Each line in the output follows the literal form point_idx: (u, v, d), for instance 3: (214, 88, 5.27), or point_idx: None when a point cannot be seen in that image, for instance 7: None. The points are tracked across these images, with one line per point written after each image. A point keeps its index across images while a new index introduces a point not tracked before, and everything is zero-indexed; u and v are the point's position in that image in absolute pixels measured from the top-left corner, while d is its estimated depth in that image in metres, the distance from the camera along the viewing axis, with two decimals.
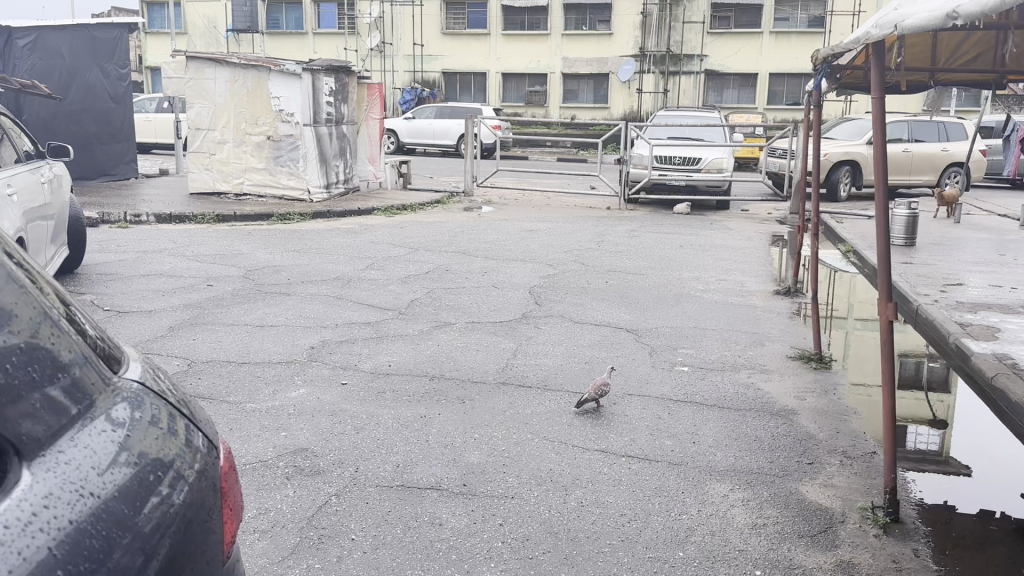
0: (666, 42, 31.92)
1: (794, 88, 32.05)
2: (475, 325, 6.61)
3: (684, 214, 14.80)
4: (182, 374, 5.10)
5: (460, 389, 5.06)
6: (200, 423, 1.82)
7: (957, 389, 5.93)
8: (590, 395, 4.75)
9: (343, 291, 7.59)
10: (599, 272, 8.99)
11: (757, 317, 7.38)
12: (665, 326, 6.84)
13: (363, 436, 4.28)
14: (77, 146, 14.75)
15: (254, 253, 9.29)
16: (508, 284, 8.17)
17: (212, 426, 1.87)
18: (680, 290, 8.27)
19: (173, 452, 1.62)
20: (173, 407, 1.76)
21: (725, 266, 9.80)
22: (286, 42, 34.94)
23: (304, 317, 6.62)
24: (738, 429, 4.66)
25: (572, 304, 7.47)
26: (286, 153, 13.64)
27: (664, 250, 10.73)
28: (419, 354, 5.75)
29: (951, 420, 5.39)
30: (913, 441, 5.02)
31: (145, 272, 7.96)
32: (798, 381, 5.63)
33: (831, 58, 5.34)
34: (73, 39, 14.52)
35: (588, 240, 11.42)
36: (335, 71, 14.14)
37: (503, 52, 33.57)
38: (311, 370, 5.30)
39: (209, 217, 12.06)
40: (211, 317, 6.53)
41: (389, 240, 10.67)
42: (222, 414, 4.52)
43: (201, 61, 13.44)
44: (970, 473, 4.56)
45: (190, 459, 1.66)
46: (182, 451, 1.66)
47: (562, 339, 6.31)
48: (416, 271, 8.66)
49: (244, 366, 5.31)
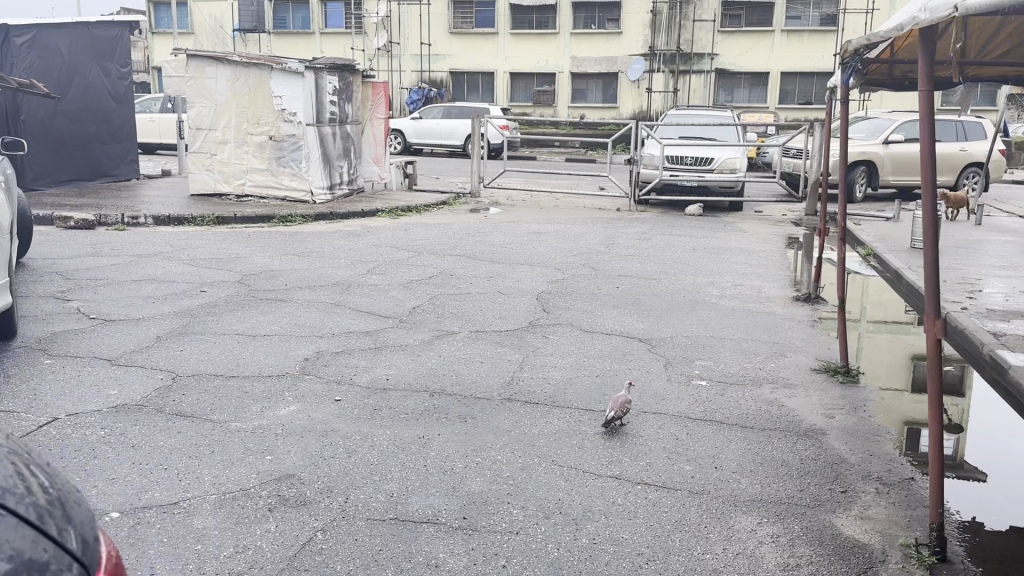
0: (676, 41, 31.53)
1: (806, 87, 31.57)
2: (479, 334, 6.26)
3: (697, 216, 14.42)
4: (165, 390, 4.76)
5: (462, 406, 4.71)
6: (75, 519, 1.53)
7: (973, 394, 5.73)
8: (611, 413, 4.41)
9: (342, 297, 7.24)
10: (610, 277, 8.63)
11: (777, 325, 7.01)
12: (680, 335, 6.47)
13: (355, 460, 3.94)
14: (79, 146, 14.41)
15: (252, 257, 8.96)
16: (515, 290, 7.82)
17: (91, 521, 1.61)
18: (695, 297, 7.89)
19: (40, 550, 1.37)
20: (39, 502, 1.48)
21: (741, 271, 9.41)
22: (293, 42, 34.63)
23: (299, 326, 6.28)
24: (762, 452, 4.31)
25: (582, 311, 7.11)
26: (289, 154, 13.28)
27: (677, 254, 10.36)
28: (419, 367, 5.41)
29: (965, 424, 5.23)
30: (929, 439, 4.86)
31: (136, 277, 7.63)
32: (825, 397, 5.27)
33: (863, 49, 4.96)
34: (72, 38, 14.08)
35: (598, 243, 11.05)
36: (339, 69, 13.84)
37: (511, 52, 33.22)
38: (304, 385, 4.96)
39: (209, 219, 11.74)
40: (203, 325, 6.19)
41: (392, 243, 10.33)
42: (205, 436, 4.18)
43: (202, 60, 13.16)
44: (985, 478, 4.44)
45: (62, 560, 1.39)
46: (52, 552, 1.39)
47: (571, 349, 5.96)
48: (419, 276, 8.31)
49: (232, 380, 4.97)
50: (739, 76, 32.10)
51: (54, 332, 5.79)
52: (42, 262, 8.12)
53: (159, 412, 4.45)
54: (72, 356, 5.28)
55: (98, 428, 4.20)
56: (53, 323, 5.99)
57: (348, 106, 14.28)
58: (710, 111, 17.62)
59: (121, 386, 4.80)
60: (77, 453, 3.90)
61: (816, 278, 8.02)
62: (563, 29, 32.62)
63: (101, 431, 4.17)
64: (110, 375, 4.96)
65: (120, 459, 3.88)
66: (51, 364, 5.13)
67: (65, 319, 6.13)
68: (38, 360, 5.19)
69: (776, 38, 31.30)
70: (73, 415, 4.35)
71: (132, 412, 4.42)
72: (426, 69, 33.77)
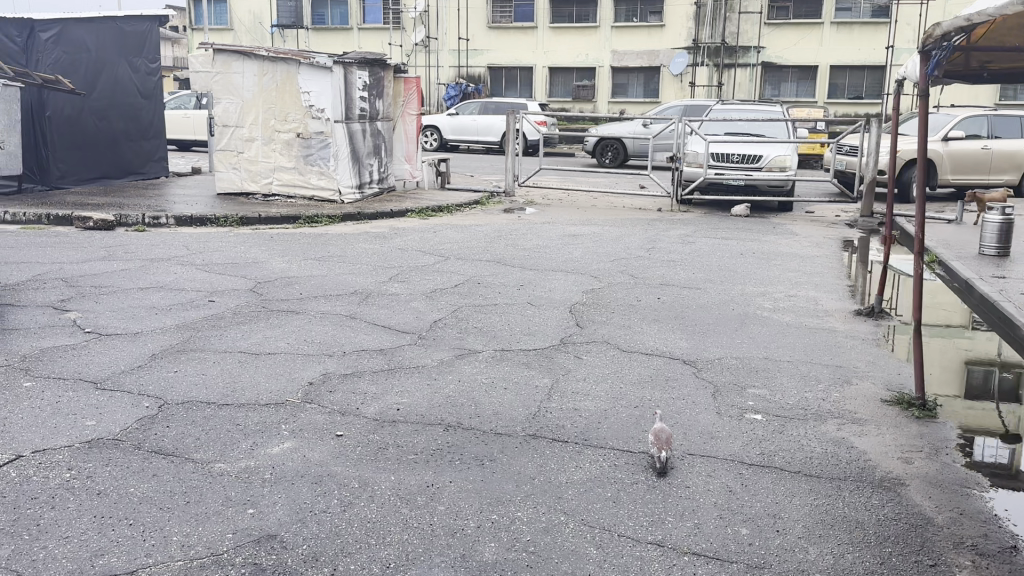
0: (721, 34, 30.49)
1: (856, 81, 30.40)
2: (506, 353, 5.67)
3: (744, 217, 13.65)
4: (148, 422, 4.22)
5: (481, 445, 4.12)
6: None
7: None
8: (657, 455, 3.89)
9: (359, 309, 6.70)
10: (651, 286, 7.98)
11: (838, 346, 6.29)
12: (730, 356, 5.80)
13: (351, 516, 3.36)
14: (108, 143, 14.13)
15: (270, 262, 8.49)
16: (547, 302, 7.20)
17: None
18: (745, 311, 7.20)
19: None
20: None
21: (794, 280, 8.67)
22: (331, 38, 34.36)
23: (308, 342, 5.74)
24: (831, 510, 3.66)
25: (619, 327, 6.46)
26: (316, 151, 12.81)
27: (723, 260, 9.64)
28: (436, 394, 4.82)
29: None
30: (983, 451, 4.47)
31: (144, 285, 7.14)
32: (899, 437, 4.59)
33: (956, 33, 4.32)
34: (100, 32, 13.74)
35: (637, 247, 10.37)
36: (369, 64, 13.33)
37: (551, 46, 32.54)
38: (303, 416, 4.40)
39: (231, 220, 11.31)
40: (204, 341, 5.67)
41: (419, 246, 9.78)
42: (186, 481, 3.64)
43: (229, 54, 12.69)
44: None
45: None
46: None
47: (607, 373, 5.33)
48: (445, 284, 7.74)
49: (225, 410, 4.42)
50: (786, 70, 31.05)
51: (41, 349, 5.29)
52: (48, 267, 7.68)
53: (136, 449, 3.92)
54: (55, 378, 4.76)
55: (66, 470, 3.68)
56: (43, 339, 5.50)
57: (379, 102, 13.81)
58: (760, 106, 16.80)
59: (102, 415, 4.28)
60: (34, 503, 3.38)
61: (879, 290, 7.29)
62: (605, 23, 31.89)
63: (69, 473, 3.65)
64: (91, 402, 4.44)
65: (81, 510, 3.35)
66: (30, 387, 4.61)
67: (56, 333, 5.64)
68: (16, 383, 4.68)
69: (826, 30, 30.18)
70: (41, 452, 3.83)
71: (109, 449, 3.90)
72: (464, 64, 33.26)
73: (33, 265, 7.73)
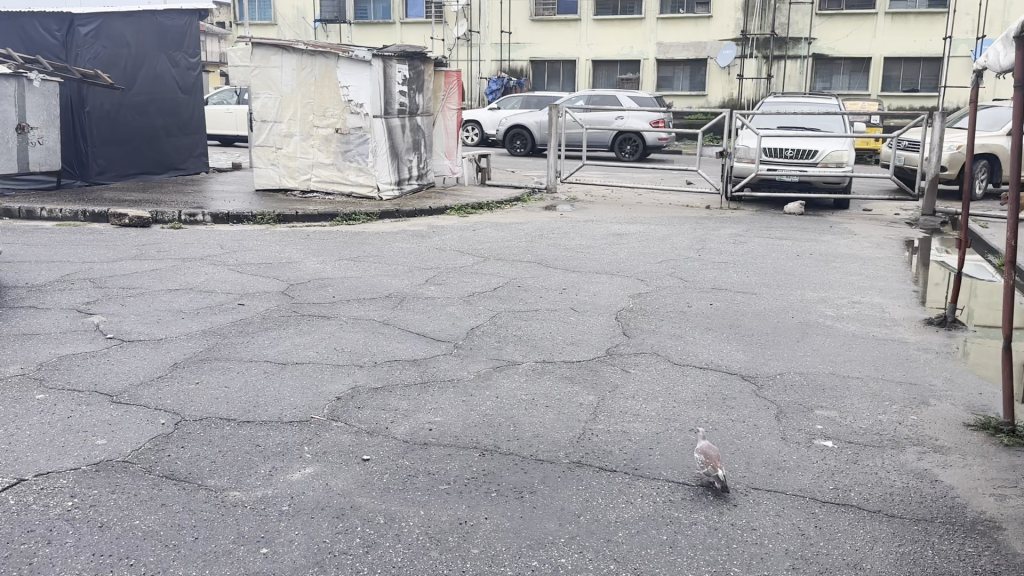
0: (771, 25, 29.66)
1: (911, 73, 29.34)
2: (547, 366, 5.27)
3: (798, 214, 13.05)
4: (162, 441, 3.92)
5: (520, 473, 3.73)
6: None
7: None
8: (712, 474, 3.58)
9: (392, 314, 6.35)
10: (702, 291, 7.52)
11: (910, 361, 5.78)
12: (792, 373, 5.36)
13: (374, 560, 3.01)
14: (147, 138, 14.03)
15: (304, 262, 8.19)
16: (591, 307, 6.80)
17: None
18: (804, 321, 6.71)
19: None
20: None
21: (856, 285, 8.13)
22: (373, 32, 34.24)
23: (338, 351, 5.41)
24: (919, 560, 3.20)
25: (670, 337, 6.02)
26: (355, 147, 12.51)
27: (778, 262, 9.11)
28: (473, 412, 4.45)
29: None
30: None
31: (174, 287, 6.88)
32: (989, 468, 4.11)
33: None
34: (139, 27, 13.59)
35: (685, 247, 9.89)
36: (409, 57, 13.03)
37: (595, 38, 31.96)
38: (328, 437, 4.05)
39: (268, 217, 11.06)
40: (230, 348, 5.37)
41: (457, 245, 9.43)
42: (197, 513, 3.31)
43: (267, 48, 12.48)
44: None
45: None
46: None
47: (657, 389, 4.91)
48: (484, 287, 7.38)
49: (246, 429, 4.10)
50: (838, 62, 30.09)
51: (59, 357, 5.03)
52: (79, 267, 7.49)
53: (146, 474, 3.61)
54: (69, 390, 4.49)
55: (68, 497, 3.38)
56: (63, 345, 5.25)
57: (419, 96, 13.49)
58: (814, 99, 16.11)
59: (115, 432, 3.99)
60: (30, 537, 3.08)
61: (952, 298, 6.73)
62: (650, 15, 31.23)
63: (71, 502, 3.35)
64: (104, 418, 4.15)
65: (79, 546, 3.04)
66: (42, 400, 4.35)
67: (76, 340, 5.38)
68: (29, 395, 4.42)
69: (880, 21, 29.14)
70: (46, 474, 3.56)
71: (117, 473, 3.60)
72: (506, 58, 32.84)
73: (63, 265, 7.56)
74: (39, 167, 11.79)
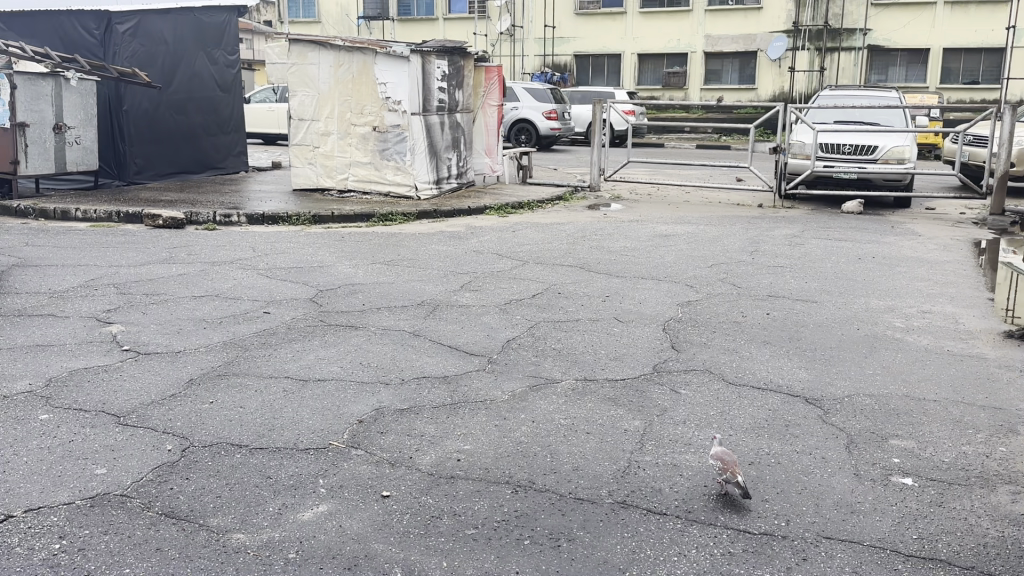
0: (824, 16, 28.65)
1: (973, 64, 28.16)
2: (589, 386, 4.83)
3: (855, 213, 12.39)
4: (166, 472, 3.59)
5: (558, 516, 3.31)
6: None
7: None
8: (731, 481, 3.42)
9: (425, 324, 5.98)
10: (756, 299, 7.01)
11: (993, 380, 5.24)
12: (861, 396, 4.87)
13: None
14: (185, 136, 13.91)
15: (338, 266, 7.87)
16: (636, 317, 6.34)
17: None
18: (871, 334, 6.18)
19: None
20: None
21: (923, 293, 7.55)
22: (417, 28, 34.02)
23: (365, 366, 5.03)
24: None
25: (723, 351, 5.54)
26: (392, 146, 12.18)
27: (838, 266, 8.56)
28: (506, 439, 4.04)
29: None
30: None
31: (199, 293, 6.61)
32: None
33: None
34: (177, 24, 13.47)
35: (738, 249, 9.38)
36: (449, 53, 12.67)
37: (640, 32, 31.28)
38: (346, 467, 3.68)
39: (303, 218, 10.79)
40: (250, 362, 5.02)
41: (495, 248, 9.05)
42: (194, 561, 2.96)
43: (304, 44, 12.21)
44: None
45: None
46: None
47: (712, 414, 4.46)
48: (521, 293, 6.98)
49: (258, 457, 3.75)
50: (895, 54, 29.01)
51: (71, 371, 4.75)
52: (106, 271, 7.29)
53: (145, 510, 3.27)
54: (74, 411, 4.18)
55: (56, 539, 3.05)
56: (76, 358, 4.97)
57: (459, 93, 13.14)
58: (872, 91, 15.36)
59: (116, 460, 3.67)
60: None
61: None
62: (697, 7, 30.43)
63: (58, 544, 3.02)
64: (107, 443, 3.84)
65: None
66: (45, 422, 4.05)
67: (90, 352, 5.09)
68: (32, 415, 4.13)
69: (939, 10, 27.98)
70: (36, 510, 3.24)
71: (113, 510, 3.27)
72: (549, 53, 32.34)
73: (90, 268, 7.37)
74: (76, 167, 11.71)
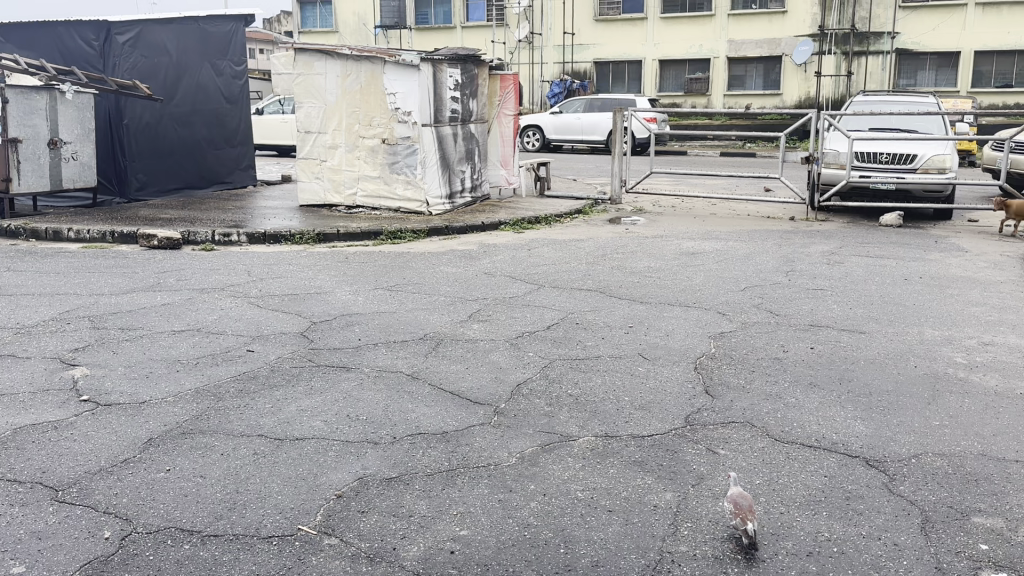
0: (851, 19, 27.81)
1: (1006, 66, 27.21)
2: (611, 445, 4.14)
3: (895, 226, 11.59)
4: (97, 571, 2.96)
5: None
6: None
7: None
8: (741, 528, 3.19)
9: (425, 365, 5.31)
10: (797, 330, 6.27)
11: None
12: (930, 456, 4.15)
13: None
14: (188, 151, 13.41)
15: (337, 293, 7.25)
16: (663, 353, 5.64)
17: None
18: (931, 373, 5.43)
19: None
20: None
21: (981, 320, 6.77)
22: (434, 37, 33.55)
23: (352, 420, 4.37)
24: None
25: (765, 399, 4.82)
26: (402, 158, 11.56)
27: (884, 288, 7.81)
28: (511, 521, 3.36)
29: None
30: None
31: (182, 327, 6.00)
32: None
33: None
34: (179, 33, 13.00)
35: (772, 269, 8.63)
36: (462, 60, 12.05)
37: (660, 37, 30.55)
38: (315, 563, 3.03)
39: (307, 236, 10.19)
40: (223, 417, 4.38)
41: (509, 270, 8.38)
42: None
43: (311, 54, 11.64)
44: None
45: None
46: None
47: (757, 487, 3.75)
48: (536, 324, 6.31)
49: (211, 548, 3.12)
50: (924, 57, 28.08)
51: (14, 430, 4.13)
52: (84, 301, 6.74)
53: None
54: (6, 484, 3.58)
55: None
56: (25, 412, 4.36)
57: (472, 102, 12.50)
58: (909, 96, 14.54)
59: (39, 555, 3.05)
60: None
61: None
62: (720, 11, 29.63)
63: None
64: (34, 529, 3.22)
65: None
66: None
67: (42, 405, 4.48)
68: None
69: (969, 12, 27.07)
70: None
71: None
72: (568, 60, 31.69)
73: (67, 298, 6.81)
74: (73, 183, 11.21)
